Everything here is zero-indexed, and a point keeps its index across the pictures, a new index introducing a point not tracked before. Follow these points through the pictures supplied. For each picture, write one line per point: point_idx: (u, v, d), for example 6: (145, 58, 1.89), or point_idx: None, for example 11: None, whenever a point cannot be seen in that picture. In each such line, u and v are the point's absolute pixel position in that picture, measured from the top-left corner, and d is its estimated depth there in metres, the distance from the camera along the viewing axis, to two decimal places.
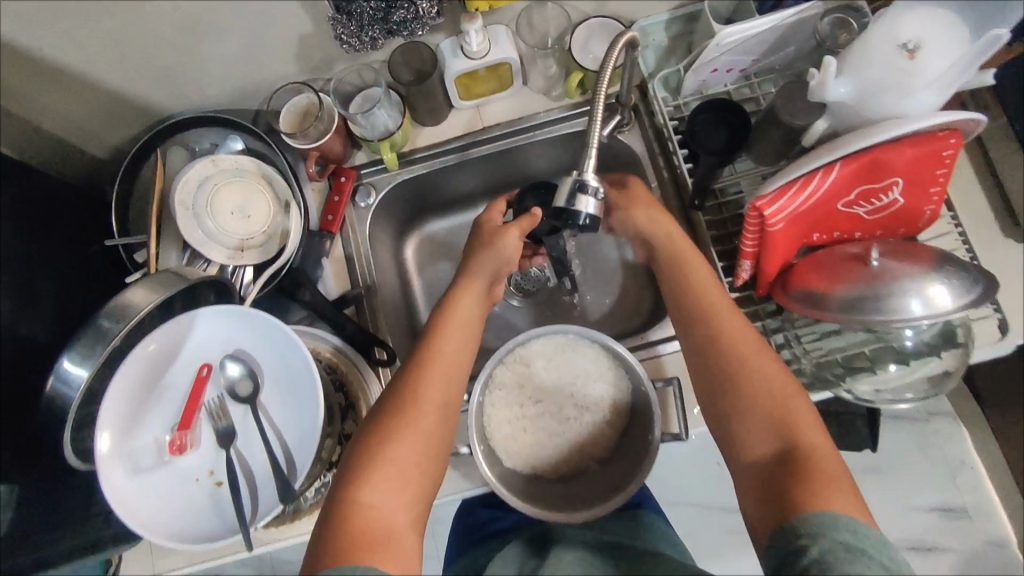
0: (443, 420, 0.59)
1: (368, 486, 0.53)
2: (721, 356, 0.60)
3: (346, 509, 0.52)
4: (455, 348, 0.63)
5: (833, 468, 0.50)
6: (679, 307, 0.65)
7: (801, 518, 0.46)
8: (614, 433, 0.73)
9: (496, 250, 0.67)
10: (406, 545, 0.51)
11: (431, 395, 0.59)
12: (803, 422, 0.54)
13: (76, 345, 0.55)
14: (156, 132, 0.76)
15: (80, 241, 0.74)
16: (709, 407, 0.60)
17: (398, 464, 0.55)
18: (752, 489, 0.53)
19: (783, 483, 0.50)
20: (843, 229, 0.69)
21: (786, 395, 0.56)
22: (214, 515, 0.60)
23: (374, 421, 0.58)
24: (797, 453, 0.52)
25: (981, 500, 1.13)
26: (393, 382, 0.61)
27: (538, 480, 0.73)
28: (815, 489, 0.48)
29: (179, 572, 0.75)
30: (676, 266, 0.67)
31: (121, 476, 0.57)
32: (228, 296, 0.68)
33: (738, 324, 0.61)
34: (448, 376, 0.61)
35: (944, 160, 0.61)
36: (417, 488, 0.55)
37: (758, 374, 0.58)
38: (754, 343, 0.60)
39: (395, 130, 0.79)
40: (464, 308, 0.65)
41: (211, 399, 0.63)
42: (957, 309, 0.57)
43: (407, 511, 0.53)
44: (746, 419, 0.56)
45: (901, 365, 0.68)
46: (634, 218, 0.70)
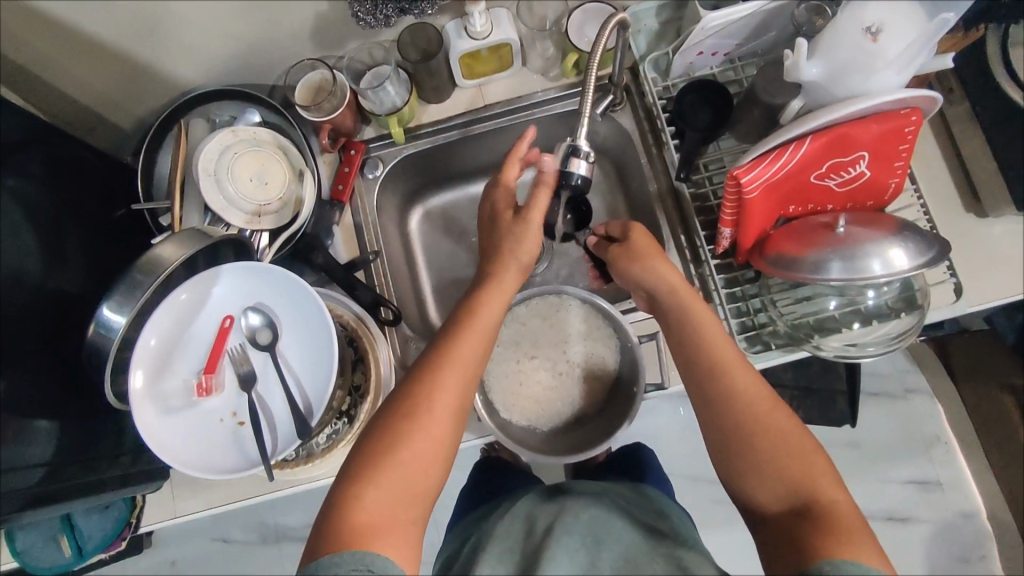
0: (452, 422, 0.61)
1: (373, 487, 0.56)
2: (732, 414, 0.63)
3: (347, 501, 0.56)
4: (471, 350, 0.63)
5: (853, 521, 0.53)
6: (689, 365, 0.67)
7: (830, 564, 0.49)
8: (603, 387, 0.80)
9: (517, 238, 0.70)
10: (407, 540, 0.55)
11: (443, 399, 0.61)
12: (824, 478, 0.57)
13: (116, 293, 0.60)
14: (179, 106, 0.82)
15: (107, 205, 0.80)
16: (719, 456, 0.63)
17: (404, 463, 0.58)
18: (771, 540, 0.56)
19: (801, 537, 0.53)
20: (816, 202, 0.76)
21: (806, 455, 0.59)
22: (238, 452, 0.66)
23: (384, 417, 0.60)
24: (815, 508, 0.55)
25: (952, 471, 1.27)
26: (407, 379, 0.63)
27: (533, 432, 0.79)
28: (835, 542, 0.51)
29: (197, 515, 0.81)
30: (673, 274, 0.71)
31: (153, 415, 0.64)
32: (248, 254, 0.74)
33: (752, 382, 0.64)
34: (465, 377, 0.62)
35: (906, 137, 0.68)
36: (423, 488, 0.58)
37: (777, 438, 0.60)
38: (768, 402, 0.63)
39: (402, 105, 0.84)
40: (485, 313, 0.66)
41: (234, 347, 0.69)
42: (912, 269, 0.64)
43: (411, 509, 0.57)
44: (766, 478, 0.59)
45: (865, 324, 0.74)
46: (638, 270, 0.73)
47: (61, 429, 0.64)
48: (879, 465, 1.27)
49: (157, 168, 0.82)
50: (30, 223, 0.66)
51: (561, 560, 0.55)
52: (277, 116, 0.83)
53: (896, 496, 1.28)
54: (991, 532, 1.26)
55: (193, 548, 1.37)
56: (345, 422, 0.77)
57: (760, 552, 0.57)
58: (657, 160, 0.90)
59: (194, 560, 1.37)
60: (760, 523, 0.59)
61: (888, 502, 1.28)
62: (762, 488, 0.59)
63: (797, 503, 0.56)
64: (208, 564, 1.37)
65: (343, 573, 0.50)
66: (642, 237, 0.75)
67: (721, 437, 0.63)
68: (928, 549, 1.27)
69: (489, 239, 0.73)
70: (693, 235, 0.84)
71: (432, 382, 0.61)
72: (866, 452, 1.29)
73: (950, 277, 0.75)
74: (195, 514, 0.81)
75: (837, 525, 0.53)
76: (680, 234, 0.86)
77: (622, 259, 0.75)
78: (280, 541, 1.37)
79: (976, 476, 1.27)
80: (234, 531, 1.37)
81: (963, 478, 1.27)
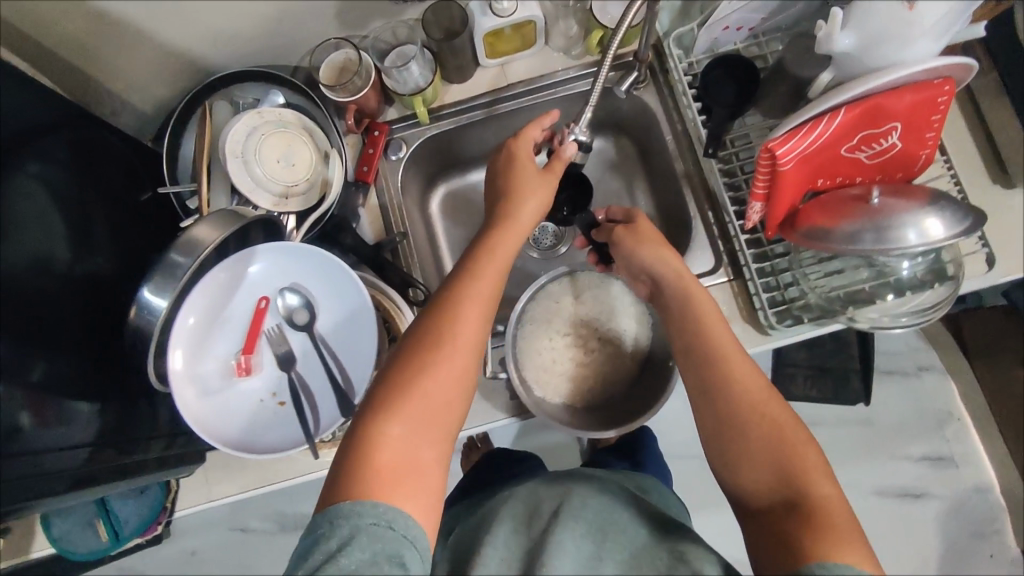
0: (472, 364, 0.62)
1: (395, 422, 0.56)
2: (728, 400, 0.62)
3: (369, 440, 0.55)
4: (487, 289, 0.64)
5: (845, 520, 0.52)
6: (691, 349, 0.66)
7: (822, 567, 0.48)
8: (634, 365, 0.83)
9: (538, 192, 0.72)
10: (429, 480, 0.55)
11: (463, 336, 0.61)
12: (817, 473, 0.56)
13: (155, 275, 0.60)
14: (203, 87, 0.82)
15: (135, 191, 0.80)
16: (709, 443, 0.62)
17: (427, 400, 0.58)
18: (758, 531, 0.55)
19: (792, 531, 0.52)
20: (845, 174, 0.75)
21: (799, 449, 0.58)
22: (280, 429, 0.68)
23: (402, 357, 0.60)
24: (807, 503, 0.54)
25: (964, 447, 1.29)
26: (425, 317, 0.63)
27: (568, 408, 0.81)
28: (827, 541, 0.50)
29: (232, 498, 0.82)
30: (668, 263, 0.71)
31: (193, 396, 0.64)
32: (277, 235, 0.73)
33: (750, 369, 0.63)
34: (480, 318, 0.63)
35: (939, 107, 0.68)
36: (444, 428, 0.58)
37: (773, 429, 0.59)
38: (763, 392, 0.62)
39: (426, 86, 0.84)
40: (498, 258, 0.66)
41: (271, 327, 0.69)
42: (949, 238, 0.64)
43: (434, 450, 0.57)
44: (759, 470, 0.58)
45: (899, 295, 0.74)
46: (641, 254, 0.73)
47: (103, 410, 0.65)
48: (891, 441, 1.29)
49: (181, 151, 0.82)
50: (62, 206, 0.66)
51: (570, 541, 0.56)
52: (301, 97, 0.82)
53: (908, 473, 1.29)
54: (1003, 505, 1.27)
55: (210, 535, 1.38)
56: None
57: (747, 540, 0.56)
58: (681, 138, 0.90)
59: (213, 548, 1.37)
60: (749, 513, 0.58)
61: (901, 478, 1.29)
62: (755, 479, 0.58)
63: (788, 495, 0.55)
64: (229, 552, 1.38)
65: (365, 524, 0.50)
66: (648, 229, 0.74)
67: (715, 425, 0.62)
68: (941, 524, 1.27)
69: (503, 186, 0.73)
70: (720, 212, 0.85)
71: (453, 318, 0.62)
72: (878, 430, 1.30)
73: (982, 247, 0.75)
74: (229, 497, 0.82)
75: (827, 523, 0.52)
76: (708, 211, 0.86)
77: (627, 242, 0.74)
78: (298, 529, 1.37)
79: (989, 453, 1.27)
80: (252, 519, 1.38)
81: (975, 455, 1.29)
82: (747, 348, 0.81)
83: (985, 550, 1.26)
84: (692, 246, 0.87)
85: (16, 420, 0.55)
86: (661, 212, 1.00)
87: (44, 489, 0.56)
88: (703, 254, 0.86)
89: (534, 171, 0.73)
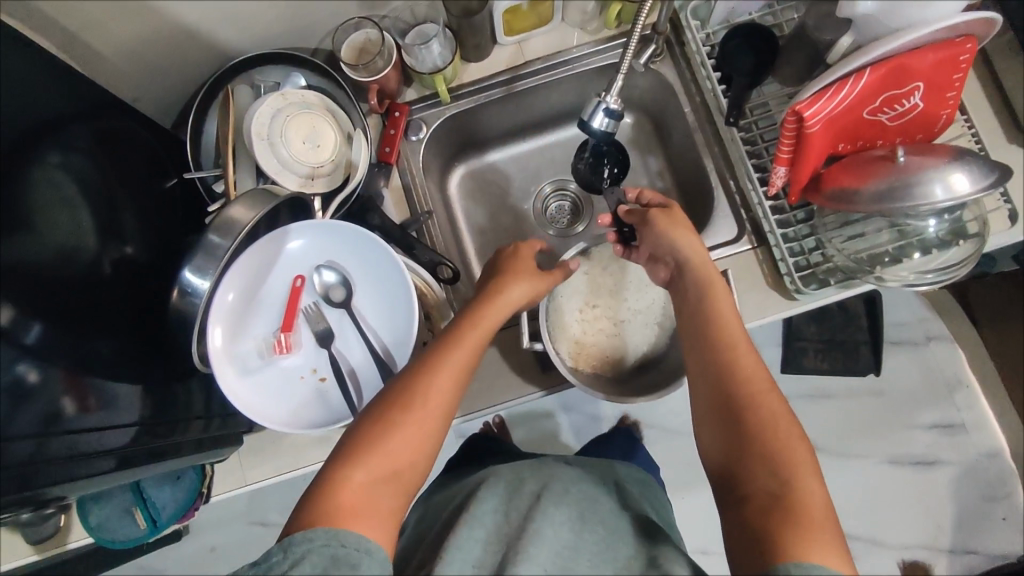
0: (443, 427, 0.62)
1: (359, 468, 0.56)
2: (732, 383, 0.61)
3: (333, 484, 0.55)
4: (464, 353, 0.64)
5: (819, 519, 0.52)
6: (699, 334, 0.66)
7: (796, 567, 0.48)
8: (663, 336, 0.85)
9: (530, 281, 0.73)
10: (383, 526, 0.54)
11: (436, 396, 0.61)
12: (803, 469, 0.55)
13: (197, 256, 0.60)
14: (225, 71, 0.83)
15: (161, 175, 0.80)
16: (703, 423, 0.62)
17: (391, 454, 0.58)
18: (733, 514, 0.55)
19: (766, 526, 0.52)
20: (866, 138, 0.76)
21: (789, 441, 0.56)
22: (319, 405, 0.69)
23: (375, 408, 0.61)
24: (792, 498, 0.53)
25: (976, 415, 1.28)
26: (403, 375, 0.63)
27: (599, 377, 0.83)
28: (802, 538, 0.50)
29: (267, 482, 0.83)
30: (695, 251, 0.70)
31: (233, 375, 0.66)
32: (306, 213, 0.74)
33: (752, 358, 0.62)
34: (454, 378, 0.63)
35: (960, 65, 0.69)
36: (406, 481, 0.58)
37: (767, 419, 0.58)
38: (762, 381, 0.61)
39: (445, 66, 0.85)
40: (481, 326, 0.67)
41: (308, 305, 0.71)
42: (974, 193, 0.64)
43: (392, 500, 0.56)
44: (745, 465, 0.56)
45: (925, 254, 0.75)
46: (671, 236, 0.71)
47: (145, 392, 0.65)
48: (903, 411, 1.29)
49: (204, 135, 0.83)
50: (96, 188, 0.65)
51: (548, 528, 0.55)
52: (322, 79, 0.84)
53: (920, 440, 1.28)
54: (1013, 469, 1.26)
55: (229, 533, 1.33)
56: None
57: (723, 531, 0.56)
58: (700, 110, 0.91)
59: (229, 545, 1.33)
60: (727, 506, 0.57)
61: (914, 447, 1.28)
62: (740, 470, 0.57)
63: (771, 487, 0.54)
64: (243, 551, 1.33)
65: (316, 546, 0.50)
66: (682, 216, 0.73)
67: (712, 410, 0.61)
68: (953, 491, 1.27)
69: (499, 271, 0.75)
70: (741, 180, 0.86)
71: (428, 376, 0.62)
72: (888, 400, 1.29)
73: (1005, 202, 0.77)
74: (265, 481, 0.82)
75: (805, 518, 0.51)
76: (729, 179, 0.88)
77: (660, 224, 0.72)
78: None
79: (1000, 420, 1.27)
80: (271, 513, 1.33)
81: (988, 424, 1.28)
82: (773, 313, 0.82)
83: (998, 513, 1.26)
84: (715, 216, 0.88)
85: (58, 405, 0.55)
86: (681, 185, 1.00)
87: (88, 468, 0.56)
88: (726, 223, 0.88)
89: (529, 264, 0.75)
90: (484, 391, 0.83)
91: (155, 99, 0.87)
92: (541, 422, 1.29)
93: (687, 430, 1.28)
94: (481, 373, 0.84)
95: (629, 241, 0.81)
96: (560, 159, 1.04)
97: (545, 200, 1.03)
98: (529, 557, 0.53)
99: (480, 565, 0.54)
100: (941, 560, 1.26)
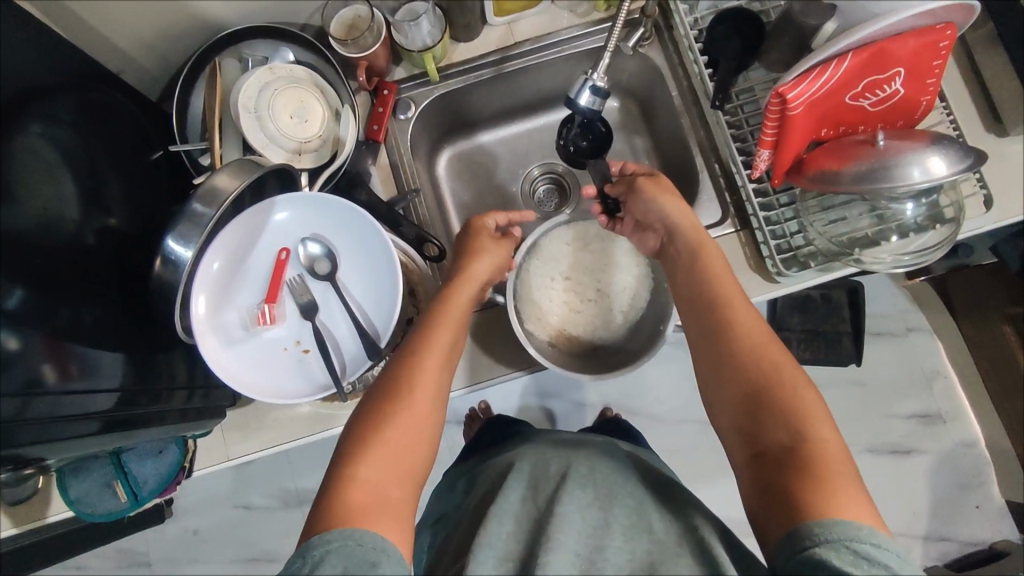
0: (437, 410, 0.64)
1: (364, 463, 0.57)
2: (730, 345, 0.62)
3: (342, 482, 0.56)
4: (446, 335, 0.67)
5: (841, 469, 0.53)
6: (693, 295, 0.68)
7: (820, 525, 0.49)
8: (624, 325, 0.88)
9: (494, 255, 0.76)
10: (399, 515, 0.56)
11: (425, 382, 0.63)
12: (818, 420, 0.57)
13: (179, 225, 0.59)
14: (213, 44, 0.83)
15: (147, 146, 0.79)
16: (707, 383, 0.64)
17: (393, 445, 0.59)
18: (751, 474, 0.57)
19: (785, 484, 0.53)
20: (849, 123, 0.77)
21: (798, 394, 0.58)
22: (304, 375, 0.70)
23: (369, 403, 0.62)
24: (810, 448, 0.55)
25: (953, 405, 1.31)
26: (390, 370, 0.65)
27: (555, 348, 0.87)
28: (824, 493, 0.51)
29: (250, 456, 0.84)
30: (686, 217, 0.73)
31: (217, 345, 0.67)
32: (293, 186, 0.74)
33: (750, 313, 0.64)
34: (441, 362, 0.65)
35: (940, 52, 0.70)
36: (413, 467, 0.60)
37: (773, 374, 0.60)
38: (763, 335, 0.63)
39: (434, 44, 0.85)
40: (457, 305, 0.70)
41: (292, 277, 0.71)
42: (951, 175, 0.66)
43: (402, 488, 0.58)
44: (760, 420, 0.58)
45: (903, 237, 0.77)
46: (663, 203, 0.73)
47: (127, 358, 0.65)
48: (882, 399, 1.31)
49: (191, 108, 0.83)
50: (80, 156, 0.65)
51: (574, 512, 0.58)
52: (310, 53, 0.84)
53: (897, 429, 1.31)
54: (988, 459, 1.29)
55: (213, 515, 1.33)
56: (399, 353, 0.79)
57: (744, 495, 0.57)
58: (687, 93, 0.92)
59: (213, 527, 1.33)
60: (743, 464, 0.58)
61: (893, 435, 1.30)
62: (756, 424, 0.58)
63: (786, 441, 0.56)
64: (226, 533, 1.33)
65: (334, 548, 0.50)
66: (669, 183, 0.75)
67: (714, 373, 0.63)
68: (930, 480, 1.29)
69: (462, 250, 0.77)
70: (726, 164, 0.87)
71: (414, 365, 0.64)
72: (868, 390, 1.32)
73: (981, 188, 0.79)
74: (249, 454, 0.83)
75: (823, 472, 0.53)
76: (714, 163, 0.89)
77: (650, 191, 0.75)
78: (303, 504, 1.33)
79: (975, 408, 1.29)
80: (255, 496, 1.33)
81: (964, 413, 1.31)
82: (758, 296, 0.83)
83: (973, 501, 1.28)
84: (701, 201, 0.89)
85: (39, 370, 0.54)
86: (668, 170, 1.01)
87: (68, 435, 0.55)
88: (711, 206, 0.89)
89: (489, 240, 0.78)
90: (471, 367, 0.84)
91: (141, 70, 0.87)
92: (530, 408, 1.31)
93: (669, 416, 1.30)
94: (469, 350, 0.85)
95: (613, 212, 0.84)
96: (548, 141, 1.04)
97: (533, 182, 1.04)
98: (560, 546, 0.55)
99: (510, 558, 0.56)
100: (917, 547, 1.28)
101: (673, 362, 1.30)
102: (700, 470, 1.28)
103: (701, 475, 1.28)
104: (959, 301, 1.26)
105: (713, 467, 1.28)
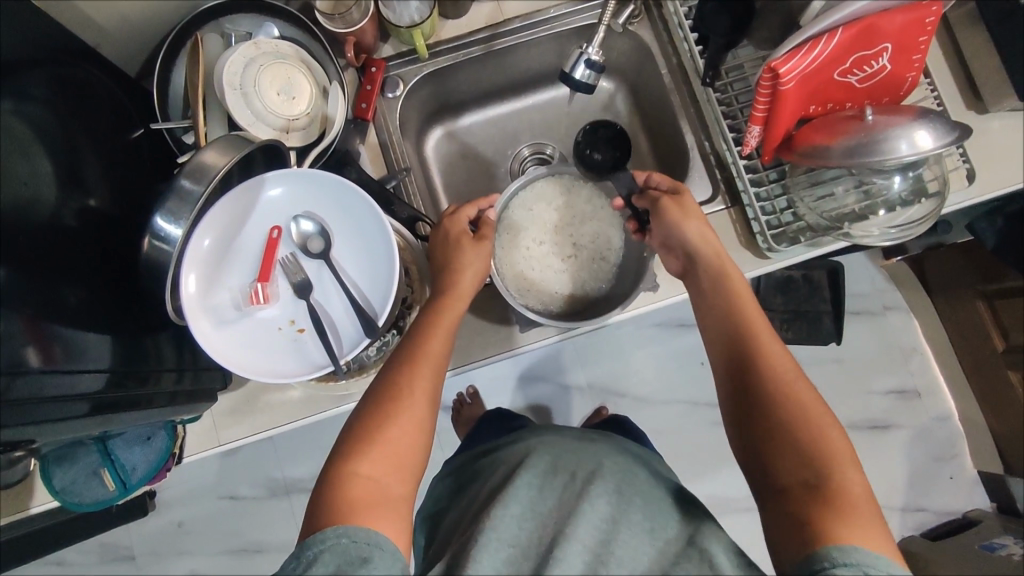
0: (433, 414, 0.64)
1: (366, 461, 0.58)
2: (758, 366, 0.63)
3: (342, 478, 0.57)
4: (439, 346, 0.67)
5: (860, 499, 0.55)
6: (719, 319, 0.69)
7: (840, 552, 0.51)
8: (607, 270, 0.89)
9: (477, 264, 0.74)
10: (399, 514, 0.57)
11: (420, 388, 0.64)
12: (842, 451, 0.57)
13: (168, 201, 0.58)
14: (195, 19, 0.81)
15: (127, 124, 0.77)
16: (727, 399, 0.65)
17: (393, 444, 0.60)
18: (771, 493, 0.58)
19: (807, 512, 0.54)
20: (836, 100, 0.78)
21: (823, 425, 0.59)
22: (299, 354, 0.69)
23: (369, 405, 0.63)
24: (830, 476, 0.56)
25: (929, 380, 1.34)
26: (389, 372, 0.65)
27: (547, 310, 0.87)
28: (846, 522, 0.53)
29: (242, 441, 0.83)
30: (707, 242, 0.73)
31: (209, 326, 0.66)
32: (281, 163, 0.72)
33: (772, 337, 0.66)
34: (435, 371, 0.66)
35: (926, 28, 0.71)
36: (411, 468, 0.61)
37: (796, 400, 0.60)
38: (787, 363, 0.63)
39: (422, 21, 0.83)
40: (450, 316, 0.70)
41: (285, 255, 0.70)
42: (939, 148, 0.66)
43: (401, 486, 0.59)
44: (775, 445, 0.59)
45: (890, 211, 0.78)
46: (685, 230, 0.73)
47: (113, 339, 0.63)
48: (861, 376, 1.34)
49: (170, 84, 0.81)
50: (59, 131, 0.62)
51: (588, 503, 0.58)
52: (296, 29, 0.82)
53: (876, 405, 1.34)
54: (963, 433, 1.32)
55: (198, 506, 1.31)
56: (394, 334, 0.78)
57: (760, 510, 0.59)
58: (677, 71, 0.92)
59: (200, 518, 1.31)
60: (762, 485, 0.59)
61: (871, 410, 1.34)
62: (774, 448, 0.59)
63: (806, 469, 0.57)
64: (213, 524, 1.31)
65: (329, 544, 0.52)
66: (691, 204, 0.75)
67: (736, 398, 0.64)
68: (907, 452, 1.33)
69: (443, 258, 0.75)
70: (716, 140, 0.88)
71: (413, 373, 0.64)
72: (848, 367, 1.35)
73: (963, 162, 0.82)
74: (242, 439, 0.82)
75: (847, 503, 0.54)
76: (705, 141, 0.90)
77: (672, 214, 0.74)
78: (291, 493, 1.32)
79: (949, 383, 1.33)
80: (242, 486, 1.31)
81: (942, 389, 1.34)
82: (749, 271, 0.84)
83: (945, 472, 1.32)
84: (692, 176, 0.91)
85: (21, 352, 0.51)
86: (657, 149, 1.02)
87: (42, 414, 0.53)
88: (702, 182, 0.90)
89: (467, 242, 0.74)
90: (465, 346, 0.84)
91: (123, 44, 0.85)
92: (513, 391, 1.32)
93: (656, 397, 1.31)
94: (464, 328, 0.84)
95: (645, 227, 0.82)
96: (537, 122, 1.04)
97: (523, 162, 1.04)
98: (569, 537, 0.55)
99: (518, 546, 0.56)
100: (894, 518, 1.31)
101: (660, 343, 1.32)
102: (687, 449, 1.29)
103: (686, 455, 1.29)
104: (934, 279, 1.29)
105: (699, 447, 1.29)
